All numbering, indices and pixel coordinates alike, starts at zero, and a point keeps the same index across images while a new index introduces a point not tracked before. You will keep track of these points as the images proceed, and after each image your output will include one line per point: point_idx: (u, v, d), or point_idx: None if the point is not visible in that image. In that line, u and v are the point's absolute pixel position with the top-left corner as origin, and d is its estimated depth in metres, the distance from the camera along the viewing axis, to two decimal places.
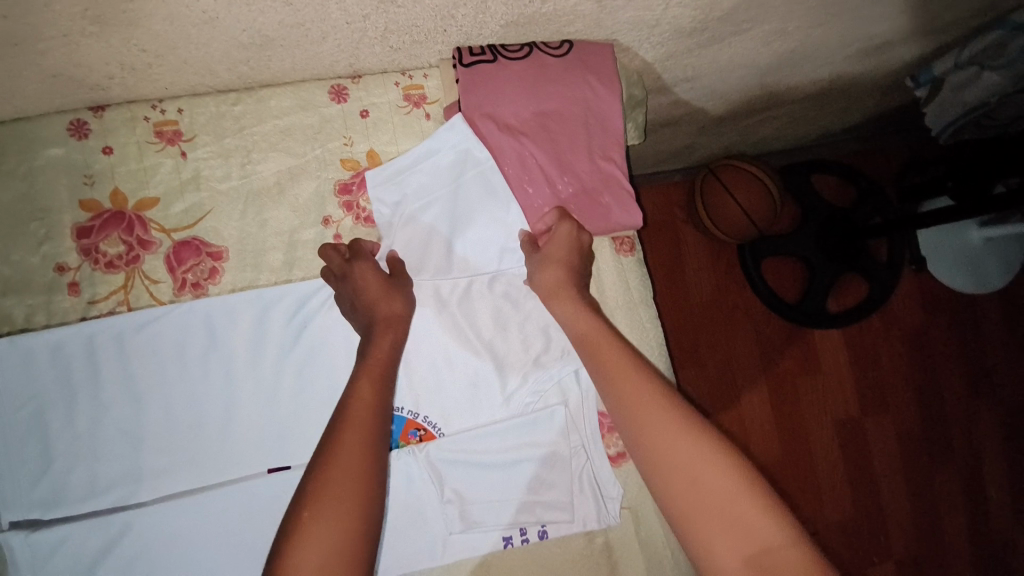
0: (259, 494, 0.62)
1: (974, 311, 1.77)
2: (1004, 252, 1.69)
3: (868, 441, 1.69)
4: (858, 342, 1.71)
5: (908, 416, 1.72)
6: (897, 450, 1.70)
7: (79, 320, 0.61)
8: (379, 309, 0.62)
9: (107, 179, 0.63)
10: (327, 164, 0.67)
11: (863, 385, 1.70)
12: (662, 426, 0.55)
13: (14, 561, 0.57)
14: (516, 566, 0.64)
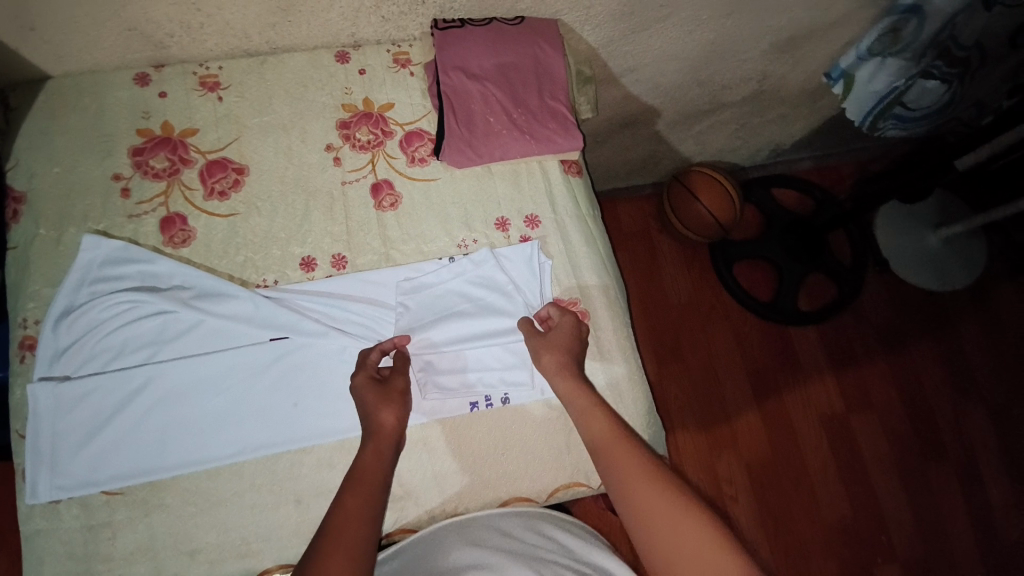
0: (260, 359, 0.73)
1: (953, 308, 1.78)
2: (966, 256, 1.76)
3: (858, 440, 1.63)
4: (836, 341, 1.71)
5: (897, 413, 1.67)
6: (890, 449, 1.64)
7: (127, 215, 0.75)
8: (373, 419, 0.66)
9: (160, 114, 0.80)
10: (331, 108, 0.85)
11: (846, 382, 1.68)
12: (646, 482, 0.60)
13: (40, 406, 0.67)
14: (482, 427, 0.73)
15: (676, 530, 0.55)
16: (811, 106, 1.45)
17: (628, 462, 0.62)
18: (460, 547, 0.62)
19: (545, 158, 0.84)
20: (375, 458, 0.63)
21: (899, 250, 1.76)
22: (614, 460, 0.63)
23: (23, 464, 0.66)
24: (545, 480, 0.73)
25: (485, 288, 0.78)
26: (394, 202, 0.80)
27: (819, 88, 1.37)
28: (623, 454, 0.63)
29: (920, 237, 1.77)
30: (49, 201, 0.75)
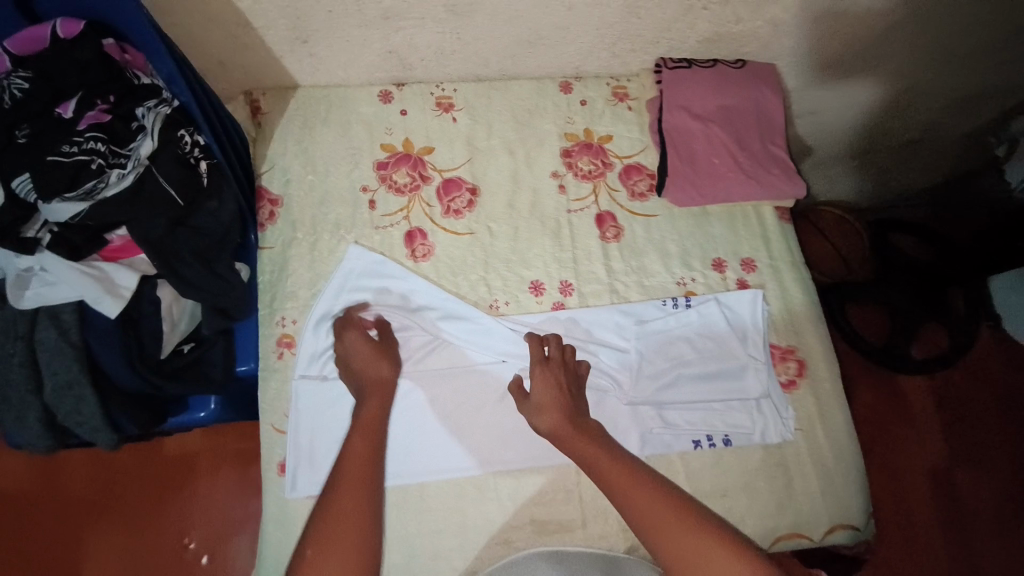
0: (492, 379, 0.76)
1: None
2: None
3: (967, 500, 1.47)
4: (948, 393, 1.58)
5: (1005, 466, 1.50)
6: (1004, 516, 1.45)
7: (373, 227, 0.80)
8: (359, 370, 0.72)
9: (401, 131, 0.85)
10: (554, 137, 0.88)
11: (957, 436, 1.53)
12: (651, 506, 0.62)
13: (302, 403, 0.73)
14: (703, 465, 0.75)
15: (645, 507, 0.62)
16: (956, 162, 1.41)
17: (586, 449, 0.68)
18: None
19: (762, 203, 0.86)
20: (370, 419, 0.69)
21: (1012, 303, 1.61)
22: (570, 446, 0.68)
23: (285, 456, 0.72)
24: (765, 532, 0.73)
25: (706, 332, 0.80)
26: (617, 233, 0.83)
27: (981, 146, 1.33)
28: (573, 438, 0.68)
29: None
30: (304, 206, 0.80)
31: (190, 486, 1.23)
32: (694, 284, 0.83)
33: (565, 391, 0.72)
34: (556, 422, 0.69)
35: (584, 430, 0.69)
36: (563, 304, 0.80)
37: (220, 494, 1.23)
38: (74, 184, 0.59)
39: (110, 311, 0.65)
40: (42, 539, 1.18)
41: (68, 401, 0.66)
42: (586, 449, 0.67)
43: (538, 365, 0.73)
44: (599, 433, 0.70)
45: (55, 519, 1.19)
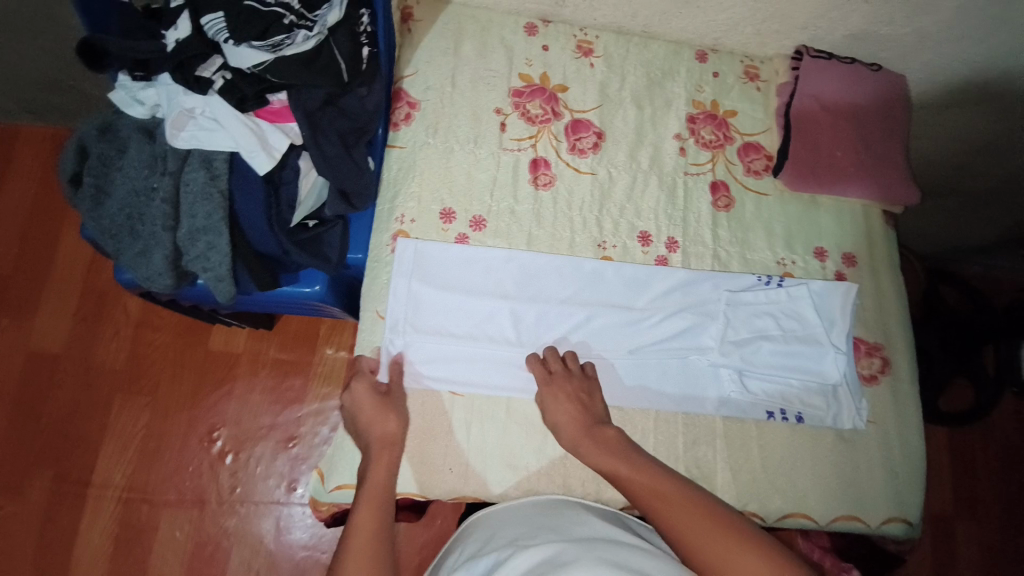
0: (588, 319, 0.77)
1: None
2: None
3: (958, 549, 1.44)
4: (969, 451, 1.52)
5: (995, 528, 1.47)
6: (988, 568, 1.43)
7: (500, 148, 0.81)
8: (350, 402, 0.71)
9: (542, 66, 0.86)
10: (684, 100, 0.89)
11: (960, 486, 1.49)
12: (679, 509, 0.58)
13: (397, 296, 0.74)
14: (775, 436, 0.77)
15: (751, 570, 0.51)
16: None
17: (644, 477, 0.62)
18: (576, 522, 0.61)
19: (871, 203, 0.88)
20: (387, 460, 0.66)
21: None
22: (666, 512, 0.58)
23: (382, 344, 0.73)
24: (828, 509, 0.75)
25: (794, 314, 0.80)
26: (728, 204, 0.85)
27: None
28: (676, 502, 0.59)
29: None
30: (439, 115, 0.81)
31: (224, 384, 1.20)
32: (793, 266, 0.84)
33: (581, 400, 0.71)
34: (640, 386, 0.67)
35: (598, 434, 0.69)
36: (667, 259, 0.81)
37: (252, 395, 1.20)
38: (264, 35, 0.63)
39: (261, 167, 0.67)
40: (69, 413, 1.16)
41: (199, 246, 0.66)
42: (680, 501, 0.59)
43: (543, 385, 0.72)
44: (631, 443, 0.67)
45: (85, 400, 1.17)
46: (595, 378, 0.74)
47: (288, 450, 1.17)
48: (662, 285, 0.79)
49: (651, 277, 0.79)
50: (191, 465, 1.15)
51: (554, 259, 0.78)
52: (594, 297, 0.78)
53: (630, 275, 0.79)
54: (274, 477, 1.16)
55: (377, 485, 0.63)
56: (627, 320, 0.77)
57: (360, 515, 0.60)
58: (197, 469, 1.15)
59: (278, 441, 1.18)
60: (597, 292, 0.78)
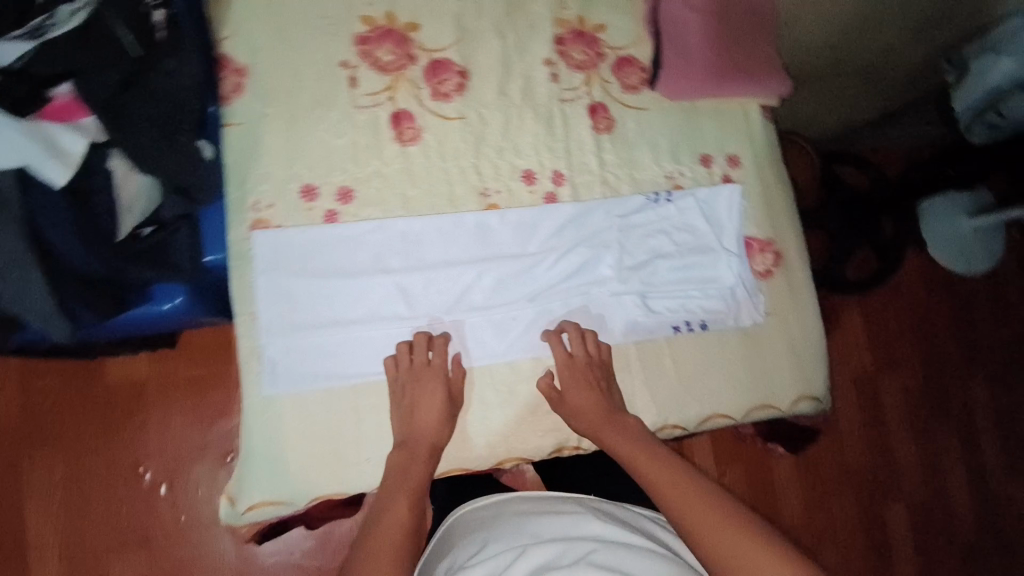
0: (479, 275, 0.73)
1: (1006, 296, 1.83)
2: (989, 239, 1.73)
3: (883, 400, 1.70)
4: (879, 312, 1.75)
5: (912, 372, 1.73)
6: (909, 406, 1.71)
7: (354, 106, 0.73)
8: (409, 397, 0.68)
9: (384, 3, 0.76)
10: (548, 20, 0.83)
11: (876, 345, 1.73)
12: (693, 502, 0.62)
13: (263, 294, 0.68)
14: (684, 349, 0.78)
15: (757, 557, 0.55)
16: (904, 91, 1.40)
17: (656, 469, 0.66)
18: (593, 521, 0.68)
19: (748, 100, 0.87)
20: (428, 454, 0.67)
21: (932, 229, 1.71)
22: (681, 503, 0.62)
23: (263, 351, 0.67)
24: (742, 405, 0.78)
25: (684, 228, 0.81)
26: (609, 125, 0.82)
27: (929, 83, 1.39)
28: (688, 492, 0.63)
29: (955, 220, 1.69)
30: (274, 79, 0.72)
31: (138, 416, 1.11)
32: (682, 177, 0.83)
33: (598, 391, 0.72)
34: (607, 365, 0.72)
35: (620, 423, 0.71)
36: (555, 195, 0.78)
37: (172, 420, 1.12)
38: (19, 24, 0.57)
39: (57, 178, 0.57)
40: None
41: (11, 284, 0.56)
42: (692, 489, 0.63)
43: (566, 368, 0.71)
44: (637, 428, 0.71)
45: None
46: (603, 361, 0.74)
47: (228, 465, 1.12)
48: (551, 221, 0.76)
49: (538, 217, 0.76)
50: (123, 504, 1.08)
51: (433, 218, 0.73)
52: (481, 250, 0.74)
53: (516, 219, 0.75)
54: (219, 493, 1.11)
55: (412, 483, 0.65)
56: (521, 267, 0.74)
57: (398, 503, 0.63)
58: (131, 507, 1.08)
59: (215, 457, 1.12)
60: (483, 243, 0.74)
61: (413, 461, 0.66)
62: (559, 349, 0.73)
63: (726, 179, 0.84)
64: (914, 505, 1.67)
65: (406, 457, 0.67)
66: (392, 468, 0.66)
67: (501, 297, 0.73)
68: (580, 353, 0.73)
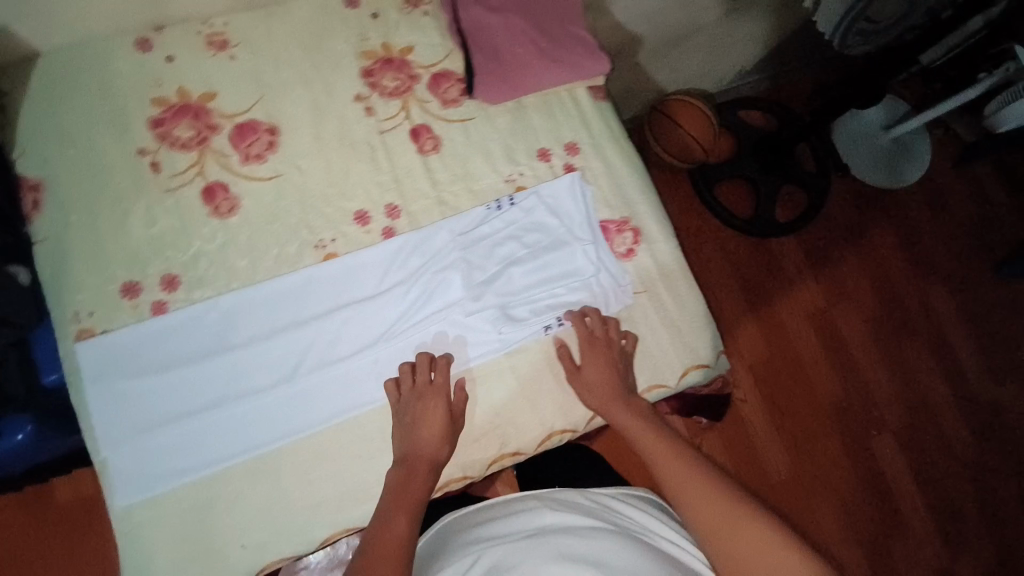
0: (324, 330, 0.72)
1: (946, 193, 1.75)
2: (912, 148, 1.71)
3: (843, 333, 1.61)
4: (817, 245, 1.67)
5: (868, 298, 1.64)
6: (872, 333, 1.62)
7: (164, 191, 0.71)
8: (417, 408, 0.69)
9: (173, 80, 0.75)
10: (351, 56, 0.81)
11: (823, 279, 1.64)
12: (695, 482, 0.65)
13: (100, 406, 0.67)
14: (559, 348, 0.77)
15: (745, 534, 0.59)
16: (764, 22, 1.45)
17: (660, 447, 0.69)
18: (551, 513, 0.68)
19: (573, 86, 0.86)
20: (428, 467, 0.67)
21: (850, 151, 1.68)
22: (683, 486, 0.65)
23: (109, 462, 0.66)
24: (630, 389, 0.77)
25: (533, 227, 0.79)
26: (435, 144, 0.80)
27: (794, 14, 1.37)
28: (691, 473, 0.66)
29: (872, 136, 1.69)
30: (74, 185, 0.70)
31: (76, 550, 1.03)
32: (522, 178, 0.82)
33: (617, 370, 0.75)
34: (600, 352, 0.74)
35: (631, 402, 0.74)
36: (392, 228, 0.77)
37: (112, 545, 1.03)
38: None
39: None
40: None
41: None
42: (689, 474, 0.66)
43: (416, 397, 0.70)
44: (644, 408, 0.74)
45: None
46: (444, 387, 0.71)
47: None
48: (390, 256, 0.76)
49: (376, 256, 0.75)
50: None
51: (264, 284, 0.72)
52: (323, 303, 0.73)
53: (352, 264, 0.74)
54: None
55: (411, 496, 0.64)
56: (368, 310, 0.73)
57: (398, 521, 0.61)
58: None
59: None
60: (323, 296, 0.73)
61: (412, 476, 0.66)
62: (406, 380, 0.71)
63: (569, 168, 0.83)
64: (905, 437, 1.54)
65: (404, 473, 0.66)
66: (391, 484, 0.66)
67: (354, 347, 0.72)
68: (420, 387, 0.70)
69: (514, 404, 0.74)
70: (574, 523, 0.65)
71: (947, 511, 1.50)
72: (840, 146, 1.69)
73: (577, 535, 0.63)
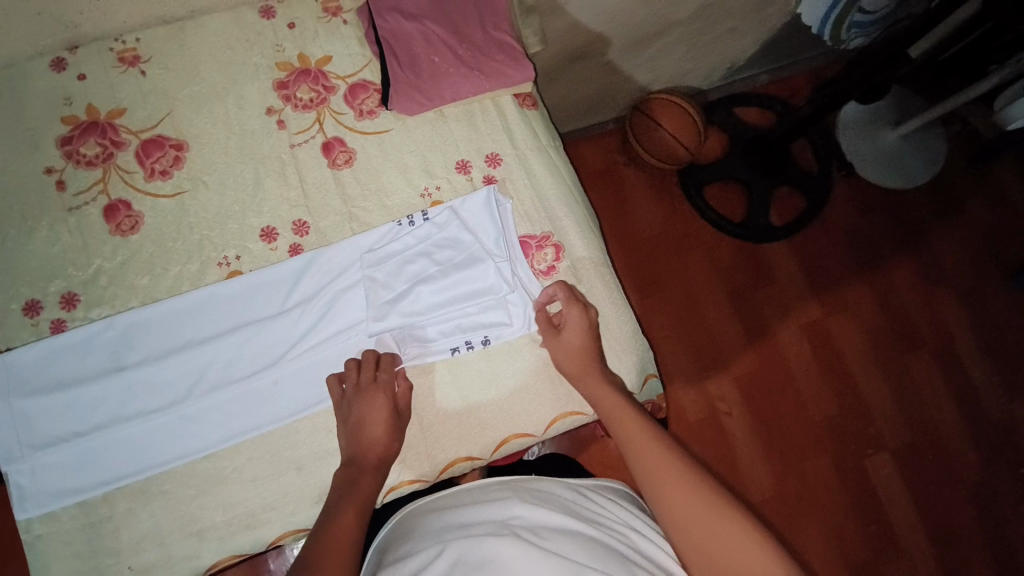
0: (224, 350, 0.71)
1: (962, 192, 1.55)
2: (927, 145, 1.51)
3: (839, 345, 1.43)
4: (814, 249, 1.49)
5: (870, 310, 1.46)
6: (871, 345, 1.44)
7: (67, 209, 0.72)
8: (360, 408, 0.67)
9: (83, 98, 0.75)
10: (263, 69, 0.79)
11: (819, 285, 1.46)
12: (659, 455, 0.63)
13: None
14: (468, 371, 0.73)
15: (723, 528, 0.56)
16: (761, 18, 1.28)
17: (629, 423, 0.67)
18: (520, 503, 0.61)
19: (498, 93, 0.82)
20: (376, 463, 0.67)
21: (856, 150, 1.50)
22: (647, 457, 0.63)
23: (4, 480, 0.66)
24: (544, 413, 0.74)
25: (446, 244, 0.75)
26: (349, 158, 0.78)
27: (777, 8, 1.26)
28: (657, 450, 0.63)
29: (877, 134, 1.51)
30: None
31: None
32: (439, 192, 0.78)
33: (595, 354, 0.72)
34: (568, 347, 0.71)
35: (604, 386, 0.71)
36: (300, 245, 0.75)
37: None
38: None
39: None
40: None
41: None
42: (670, 466, 0.62)
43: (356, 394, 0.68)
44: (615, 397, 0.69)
45: None
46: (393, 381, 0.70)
47: None
48: (295, 275, 0.73)
49: (281, 276, 0.73)
50: None
51: (164, 304, 0.71)
52: (224, 323, 0.72)
53: (257, 283, 0.73)
54: None
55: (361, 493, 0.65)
56: (271, 330, 0.72)
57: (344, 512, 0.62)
58: None
59: None
60: (225, 317, 0.72)
61: (359, 476, 0.66)
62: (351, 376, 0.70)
63: (489, 181, 0.79)
64: (906, 466, 1.37)
65: (351, 474, 0.66)
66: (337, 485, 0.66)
67: (252, 370, 0.71)
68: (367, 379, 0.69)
69: (451, 412, 0.72)
70: (544, 519, 0.59)
71: (943, 537, 1.34)
72: (847, 144, 1.50)
73: (547, 535, 0.56)
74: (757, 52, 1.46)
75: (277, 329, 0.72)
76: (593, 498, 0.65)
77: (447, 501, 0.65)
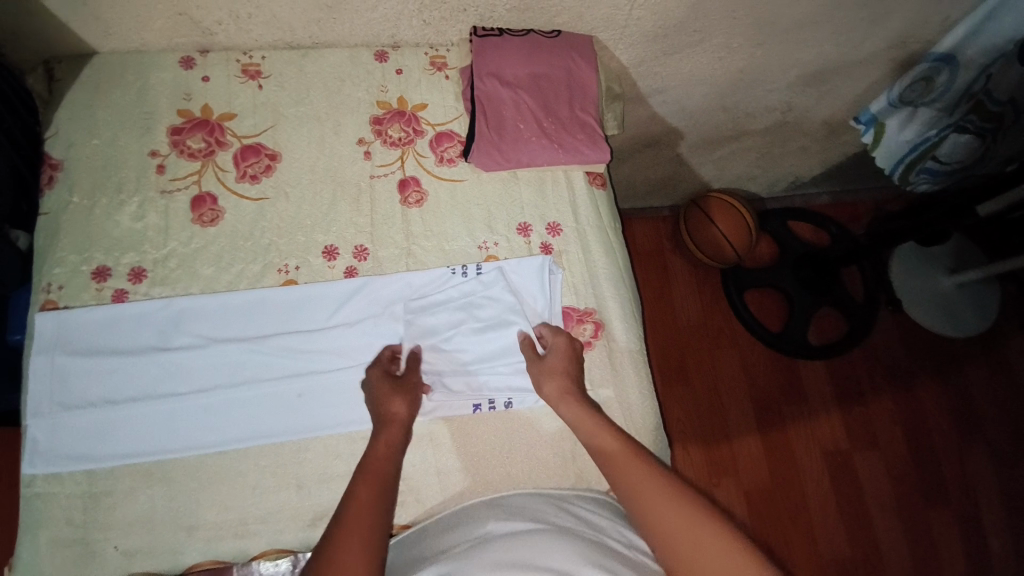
0: (262, 353, 0.73)
1: (1014, 355, 1.49)
2: (981, 297, 1.48)
3: (860, 482, 1.36)
4: (849, 378, 1.45)
5: (900, 453, 1.40)
6: (893, 491, 1.37)
7: (159, 191, 0.77)
8: (384, 407, 0.68)
9: (201, 97, 0.82)
10: (364, 104, 0.85)
11: (848, 415, 1.41)
12: (665, 503, 0.59)
13: (41, 376, 0.70)
14: (487, 430, 0.74)
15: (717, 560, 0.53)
16: (832, 143, 1.31)
17: (624, 466, 0.63)
18: (492, 521, 0.61)
19: (571, 168, 0.86)
20: (386, 449, 0.65)
21: (907, 286, 1.48)
22: (649, 505, 0.59)
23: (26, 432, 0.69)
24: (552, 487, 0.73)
25: (488, 301, 0.78)
26: (420, 199, 0.82)
27: (849, 138, 1.30)
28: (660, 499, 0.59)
29: (932, 276, 1.49)
30: (87, 171, 0.78)
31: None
32: (496, 248, 0.81)
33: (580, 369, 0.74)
34: (561, 387, 0.71)
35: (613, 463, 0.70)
36: (356, 269, 0.78)
37: None
38: None
39: None
40: None
41: None
42: (667, 510, 0.58)
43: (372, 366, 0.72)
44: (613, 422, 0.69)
45: None
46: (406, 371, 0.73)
47: None
48: (341, 298, 0.76)
49: (331, 296, 0.76)
50: None
51: (217, 299, 0.74)
52: (266, 329, 0.75)
53: (306, 298, 0.76)
54: None
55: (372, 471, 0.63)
56: (306, 345, 0.74)
57: (360, 491, 0.60)
58: None
59: None
60: (269, 322, 0.75)
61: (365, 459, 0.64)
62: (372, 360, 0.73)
63: (545, 250, 0.82)
64: None
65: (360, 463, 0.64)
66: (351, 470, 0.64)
67: (278, 381, 0.73)
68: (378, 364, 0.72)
69: (460, 463, 0.72)
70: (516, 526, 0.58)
71: None
72: (896, 281, 1.48)
73: (522, 536, 0.56)
74: (822, 173, 1.49)
75: (313, 343, 0.74)
76: (578, 509, 0.64)
77: (439, 529, 0.64)
